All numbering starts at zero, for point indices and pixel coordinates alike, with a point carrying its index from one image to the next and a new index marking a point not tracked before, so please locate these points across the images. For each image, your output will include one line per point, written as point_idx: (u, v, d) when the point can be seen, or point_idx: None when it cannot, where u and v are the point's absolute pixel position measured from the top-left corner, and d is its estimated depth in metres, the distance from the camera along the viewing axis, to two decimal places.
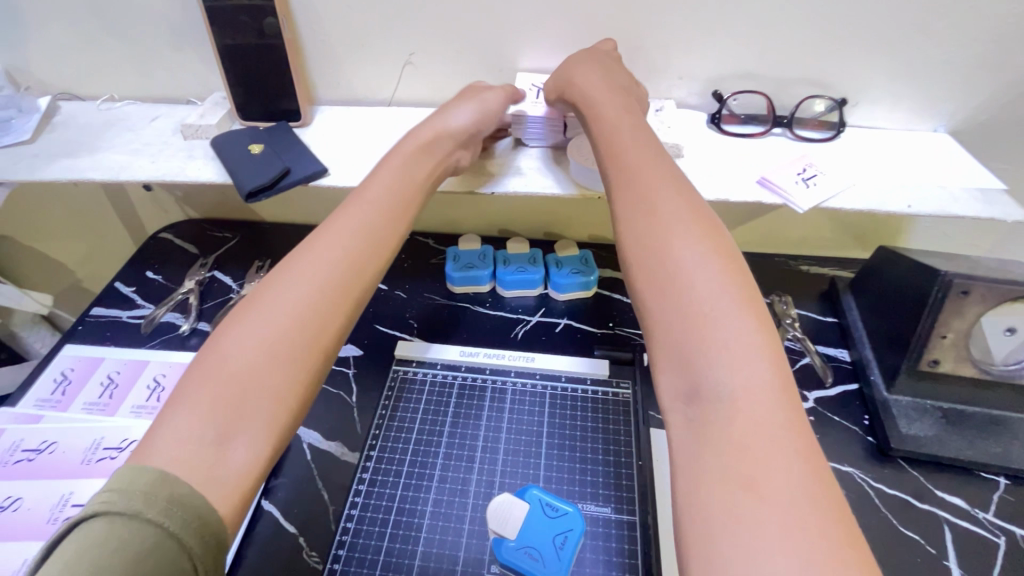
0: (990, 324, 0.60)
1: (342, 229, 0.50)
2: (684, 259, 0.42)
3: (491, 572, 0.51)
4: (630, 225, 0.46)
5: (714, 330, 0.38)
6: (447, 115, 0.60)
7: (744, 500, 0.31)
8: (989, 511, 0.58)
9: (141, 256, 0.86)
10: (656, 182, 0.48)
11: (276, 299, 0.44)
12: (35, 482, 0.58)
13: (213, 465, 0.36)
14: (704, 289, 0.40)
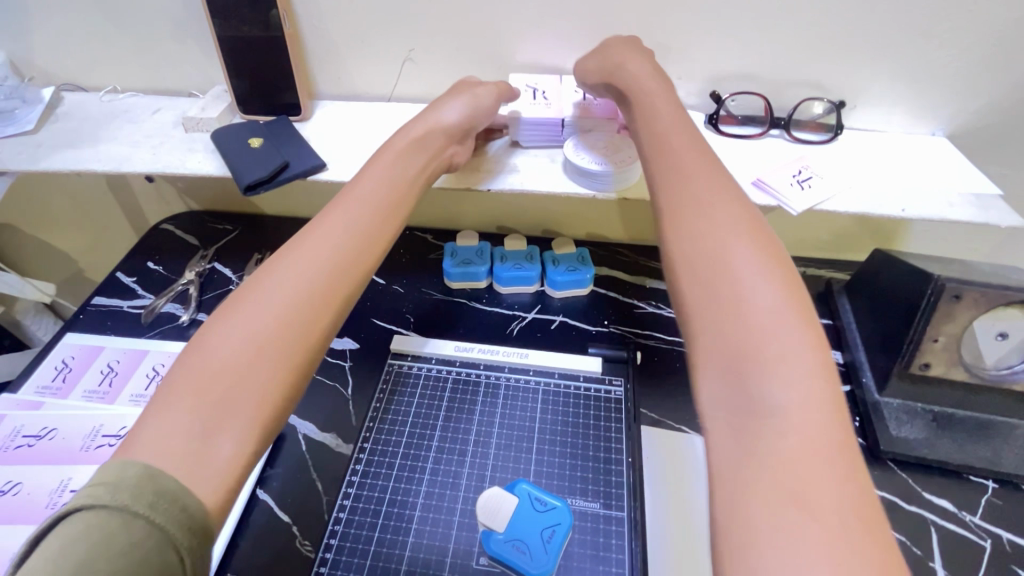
0: (983, 329, 0.60)
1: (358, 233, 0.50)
2: (743, 274, 0.42)
3: (480, 564, 0.52)
4: (683, 233, 0.46)
5: (773, 347, 0.38)
6: (438, 110, 0.61)
7: (794, 516, 0.31)
8: (976, 514, 0.59)
9: (142, 247, 0.87)
10: (704, 190, 0.47)
11: (286, 297, 0.44)
12: (35, 467, 0.59)
13: (205, 454, 0.36)
14: (763, 303, 0.40)
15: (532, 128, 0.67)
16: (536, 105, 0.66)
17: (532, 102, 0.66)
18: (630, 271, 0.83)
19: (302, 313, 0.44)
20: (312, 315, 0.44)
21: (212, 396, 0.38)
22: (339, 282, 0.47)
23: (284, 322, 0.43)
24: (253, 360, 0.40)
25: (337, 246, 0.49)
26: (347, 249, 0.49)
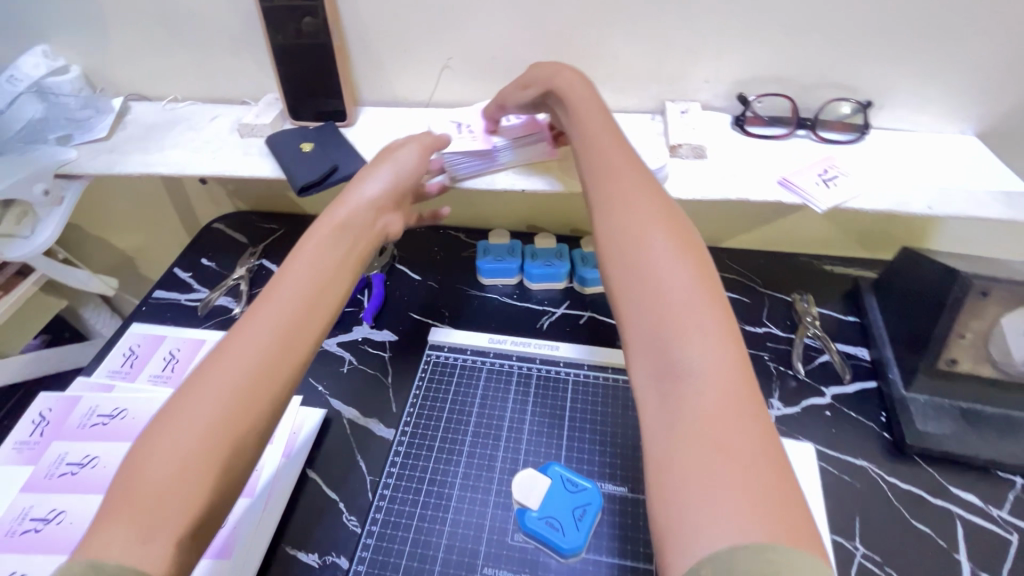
0: (1014, 327, 0.60)
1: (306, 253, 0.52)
2: (657, 255, 0.44)
3: (514, 540, 0.55)
4: (601, 226, 0.49)
5: (685, 320, 0.41)
6: (361, 187, 0.59)
7: (717, 468, 0.34)
8: (1003, 509, 0.59)
9: (197, 245, 0.93)
10: (620, 185, 0.50)
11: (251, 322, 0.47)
12: (110, 443, 0.65)
13: (155, 534, 0.37)
14: (666, 283, 0.43)
15: (464, 162, 0.68)
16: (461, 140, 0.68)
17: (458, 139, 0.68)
18: None
19: (280, 337, 0.47)
20: (284, 338, 0.47)
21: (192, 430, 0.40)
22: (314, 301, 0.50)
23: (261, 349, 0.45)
24: (223, 399, 0.42)
25: (309, 268, 0.51)
26: (321, 271, 0.52)
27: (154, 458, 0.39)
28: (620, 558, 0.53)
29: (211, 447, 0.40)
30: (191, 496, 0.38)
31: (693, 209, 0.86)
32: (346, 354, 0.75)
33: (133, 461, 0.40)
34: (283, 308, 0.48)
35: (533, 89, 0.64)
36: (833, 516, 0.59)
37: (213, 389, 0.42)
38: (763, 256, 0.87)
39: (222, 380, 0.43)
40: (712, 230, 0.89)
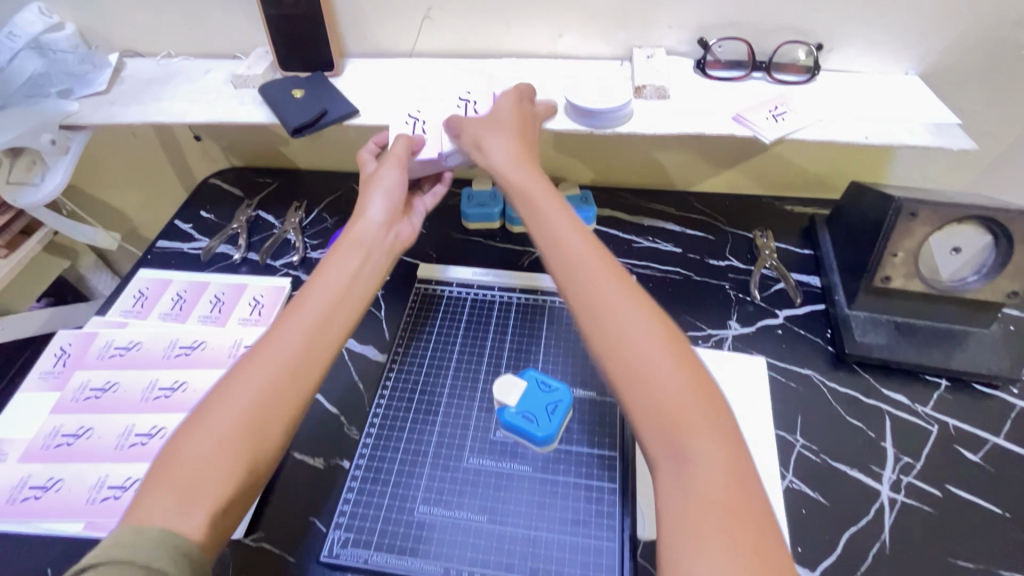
0: (938, 244, 0.68)
1: (320, 278, 0.56)
2: (643, 333, 0.47)
3: (497, 435, 0.62)
4: (592, 308, 0.49)
5: (682, 401, 0.44)
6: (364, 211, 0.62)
7: (731, 546, 0.38)
8: (928, 406, 0.67)
9: (195, 199, 0.98)
10: (593, 265, 0.51)
11: (267, 345, 0.51)
12: (128, 371, 0.72)
13: (189, 515, 0.42)
14: (665, 376, 0.45)
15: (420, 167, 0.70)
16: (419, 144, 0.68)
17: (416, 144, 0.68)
18: (630, 211, 0.92)
19: (298, 353, 0.50)
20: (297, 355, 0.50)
21: (220, 434, 0.45)
22: (325, 318, 0.53)
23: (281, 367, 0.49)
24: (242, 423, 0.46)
25: (307, 304, 0.53)
26: (327, 302, 0.54)
27: (189, 452, 0.45)
28: (588, 446, 0.61)
29: (232, 460, 0.45)
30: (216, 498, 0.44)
31: (664, 154, 0.92)
32: None
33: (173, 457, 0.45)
34: (291, 336, 0.51)
35: (488, 152, 0.61)
36: (780, 416, 0.67)
37: (235, 404, 0.47)
38: (729, 197, 0.93)
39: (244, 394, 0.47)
40: (682, 175, 0.95)
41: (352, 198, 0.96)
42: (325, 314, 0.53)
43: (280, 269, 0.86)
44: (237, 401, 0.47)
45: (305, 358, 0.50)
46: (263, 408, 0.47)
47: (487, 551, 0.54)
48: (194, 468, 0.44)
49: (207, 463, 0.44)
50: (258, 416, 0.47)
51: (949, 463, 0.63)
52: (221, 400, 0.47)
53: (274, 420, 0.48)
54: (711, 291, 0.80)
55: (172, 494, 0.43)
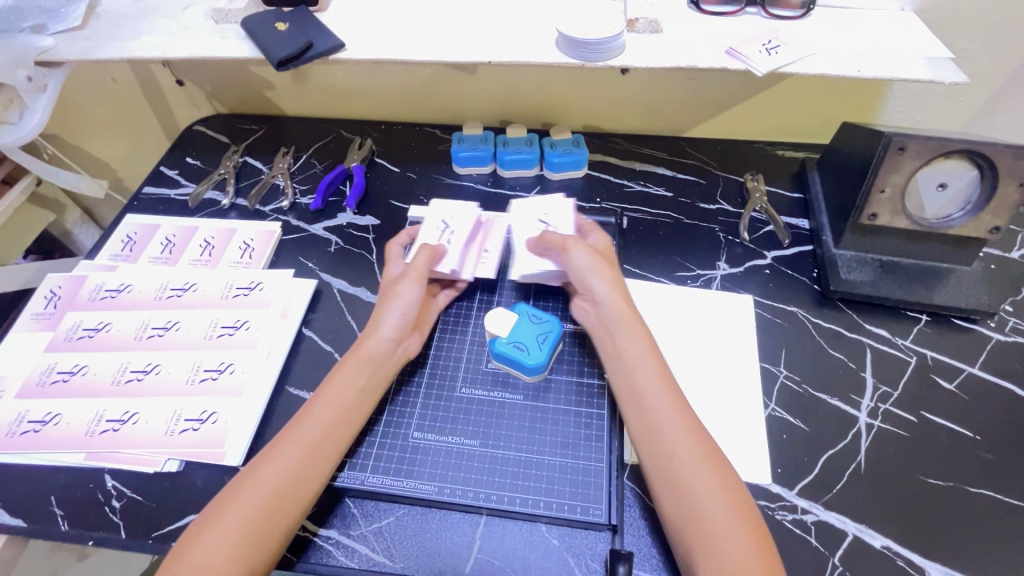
0: (926, 179, 0.69)
1: (334, 382, 0.56)
2: (698, 485, 0.48)
3: (488, 366, 0.64)
4: (656, 454, 0.51)
5: (733, 548, 0.45)
6: (379, 321, 0.60)
7: None
8: (908, 339, 0.69)
9: (180, 146, 0.96)
10: (658, 400, 0.53)
11: (280, 449, 0.51)
12: (119, 312, 0.72)
13: None
14: (713, 513, 0.47)
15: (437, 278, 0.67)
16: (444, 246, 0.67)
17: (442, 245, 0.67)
18: (622, 156, 0.91)
19: (307, 454, 0.51)
20: (318, 456, 0.52)
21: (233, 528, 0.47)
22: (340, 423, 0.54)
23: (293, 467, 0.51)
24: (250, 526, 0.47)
25: (331, 399, 0.55)
26: (346, 400, 0.55)
27: (199, 550, 0.46)
28: (575, 375, 0.63)
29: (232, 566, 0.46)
30: None
31: (656, 99, 0.90)
32: (332, 236, 0.81)
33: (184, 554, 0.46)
34: (307, 432, 0.52)
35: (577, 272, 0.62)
36: (765, 350, 0.69)
37: (251, 500, 0.48)
38: (721, 142, 0.93)
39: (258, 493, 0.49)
40: (675, 120, 0.93)
41: (341, 144, 0.95)
42: (335, 419, 0.54)
43: (269, 214, 0.85)
44: (250, 498, 0.49)
45: (315, 464, 0.52)
46: (274, 510, 0.48)
47: (479, 472, 0.56)
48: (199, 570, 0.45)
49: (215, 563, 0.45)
50: (264, 519, 0.48)
51: (925, 391, 0.65)
52: (236, 498, 0.49)
53: (278, 521, 0.48)
54: (701, 234, 0.81)
55: None
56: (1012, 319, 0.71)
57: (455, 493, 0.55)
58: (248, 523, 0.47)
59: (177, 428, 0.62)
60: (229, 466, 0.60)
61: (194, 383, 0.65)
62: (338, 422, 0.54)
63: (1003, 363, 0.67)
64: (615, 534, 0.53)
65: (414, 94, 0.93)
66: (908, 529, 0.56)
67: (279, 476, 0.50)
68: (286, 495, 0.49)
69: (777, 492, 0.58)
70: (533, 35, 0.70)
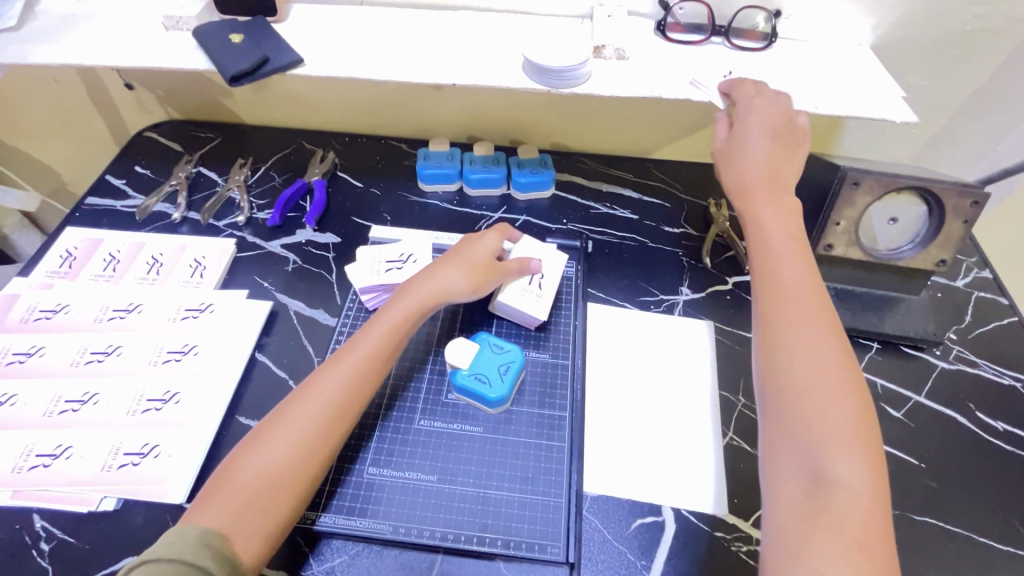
0: (878, 212, 0.72)
1: (376, 322, 0.58)
2: (799, 337, 0.50)
3: (449, 397, 0.63)
4: (777, 298, 0.53)
5: (823, 416, 0.46)
6: (441, 273, 0.63)
7: (852, 542, 0.41)
8: (859, 367, 0.71)
9: (129, 153, 0.91)
10: (792, 268, 0.55)
11: (321, 383, 0.53)
12: (54, 336, 0.67)
13: (239, 527, 0.46)
14: (834, 420, 0.46)
15: (381, 293, 0.71)
16: (404, 269, 0.71)
17: (404, 266, 0.72)
18: (590, 177, 0.91)
19: (346, 394, 0.53)
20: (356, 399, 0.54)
21: (271, 455, 0.49)
22: (378, 364, 0.56)
23: (330, 405, 0.52)
24: (295, 442, 0.50)
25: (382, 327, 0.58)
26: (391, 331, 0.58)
27: (247, 466, 0.48)
28: (537, 406, 0.63)
29: (279, 483, 0.48)
30: (264, 508, 0.47)
31: (625, 119, 0.90)
32: (289, 254, 0.78)
33: (233, 465, 0.49)
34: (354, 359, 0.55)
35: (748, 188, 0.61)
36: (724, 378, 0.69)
37: (300, 417, 0.51)
38: (688, 165, 0.94)
39: (293, 427, 0.50)
40: (642, 141, 0.94)
41: (302, 156, 0.92)
42: (373, 354, 0.56)
43: (223, 229, 0.81)
44: (302, 413, 0.51)
45: (351, 393, 0.53)
46: (316, 430, 0.51)
47: (436, 508, 0.55)
48: (247, 483, 0.47)
49: (259, 494, 0.47)
50: (309, 437, 0.50)
51: (875, 420, 0.67)
52: (287, 414, 0.51)
53: (322, 438, 0.51)
54: (665, 258, 0.81)
55: (222, 504, 0.46)
56: (956, 347, 0.74)
57: (411, 532, 0.54)
58: (297, 439, 0.50)
59: (115, 463, 0.58)
60: (171, 504, 0.57)
61: (135, 414, 0.62)
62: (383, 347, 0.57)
63: (947, 391, 0.70)
64: (572, 572, 0.53)
65: (379, 108, 0.91)
66: None
67: (326, 398, 0.52)
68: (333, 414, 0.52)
69: (732, 522, 0.57)
70: (499, 57, 0.69)
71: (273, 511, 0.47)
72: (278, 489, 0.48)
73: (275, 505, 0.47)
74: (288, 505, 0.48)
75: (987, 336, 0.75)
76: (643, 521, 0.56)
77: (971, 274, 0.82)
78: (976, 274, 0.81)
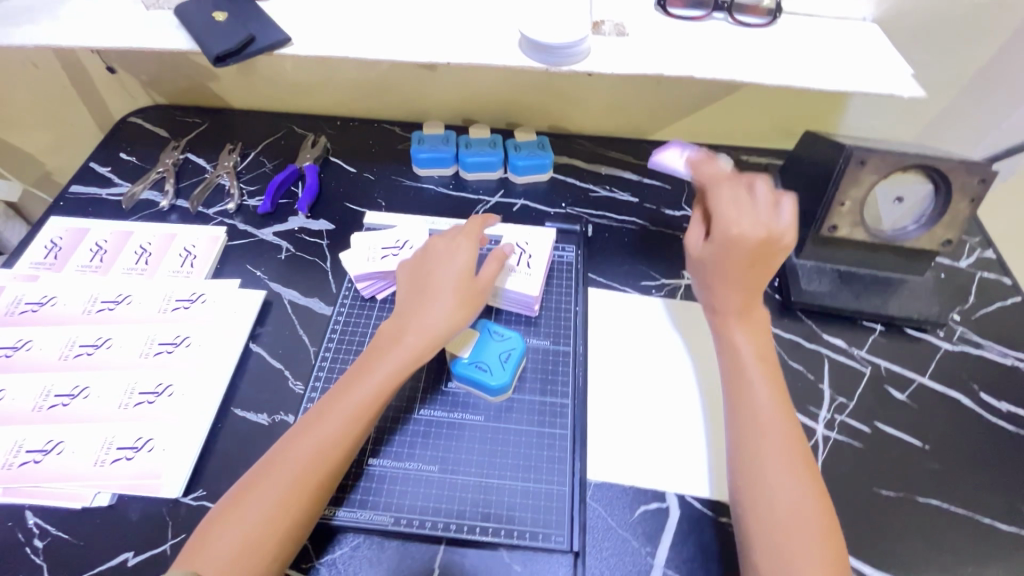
0: (883, 192, 0.70)
1: (367, 371, 0.55)
2: (744, 359, 0.57)
3: (449, 385, 0.62)
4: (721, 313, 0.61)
5: (769, 442, 0.51)
6: (430, 310, 0.58)
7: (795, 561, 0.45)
8: (863, 349, 0.71)
9: (113, 139, 0.88)
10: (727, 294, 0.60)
11: (308, 436, 0.50)
12: (41, 328, 0.65)
13: None
14: (774, 446, 0.51)
15: (379, 280, 0.69)
16: (402, 254, 0.70)
17: (400, 252, 0.70)
18: (588, 159, 0.89)
19: (330, 452, 0.50)
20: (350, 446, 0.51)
21: (256, 513, 0.47)
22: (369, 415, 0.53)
23: (314, 460, 0.49)
24: (281, 498, 0.47)
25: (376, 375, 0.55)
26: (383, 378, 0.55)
27: (230, 527, 0.46)
28: (539, 393, 0.62)
29: (262, 542, 0.46)
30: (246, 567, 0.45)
31: (624, 99, 0.88)
32: (282, 242, 0.77)
33: (215, 526, 0.47)
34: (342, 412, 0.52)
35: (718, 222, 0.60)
36: None
37: (286, 473, 0.48)
38: (688, 146, 0.92)
39: (279, 482, 0.48)
40: (641, 122, 0.92)
41: (293, 141, 0.89)
42: (364, 405, 0.53)
43: (213, 217, 0.79)
44: (287, 469, 0.49)
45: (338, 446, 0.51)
46: (301, 485, 0.48)
47: (439, 499, 0.55)
48: (229, 544, 0.45)
49: (237, 557, 0.45)
50: (293, 494, 0.48)
51: (879, 402, 0.66)
52: (273, 469, 0.49)
53: (308, 494, 0.48)
54: (665, 241, 0.80)
55: (203, 565, 0.44)
56: (960, 328, 0.73)
57: (413, 523, 0.53)
58: (281, 496, 0.47)
59: (108, 458, 0.57)
60: (166, 498, 0.56)
61: (128, 408, 0.60)
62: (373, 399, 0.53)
63: (951, 372, 0.69)
64: (578, 560, 0.52)
65: (371, 91, 0.89)
66: (862, 541, 0.57)
67: (314, 452, 0.50)
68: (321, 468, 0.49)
69: None
70: (495, 35, 0.67)
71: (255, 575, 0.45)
72: (261, 546, 0.46)
73: (269, 554, 0.46)
74: (274, 563, 0.46)
75: (990, 316, 0.74)
76: (647, 507, 0.56)
77: (974, 254, 0.81)
78: (980, 254, 0.81)
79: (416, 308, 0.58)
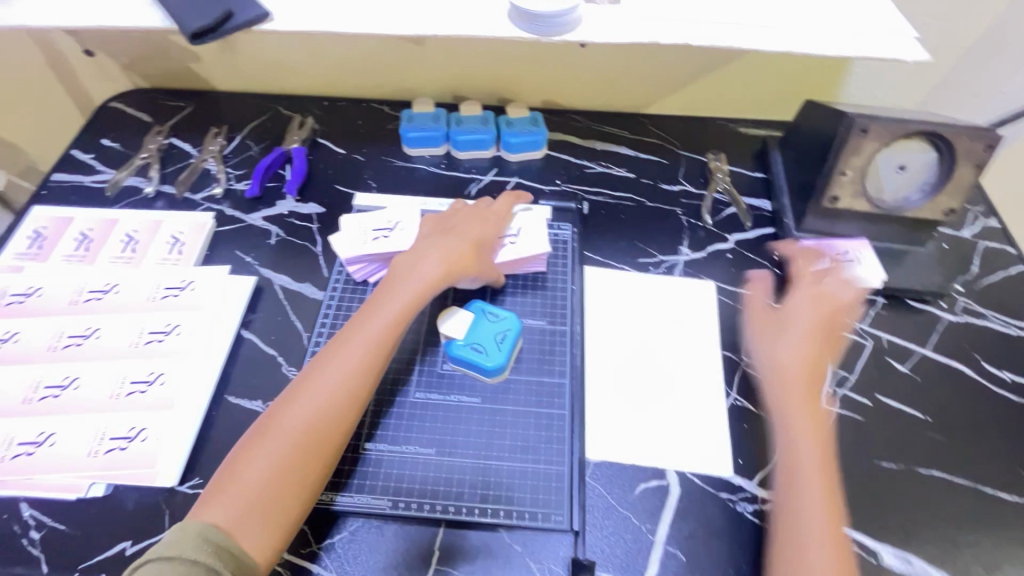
0: (886, 160, 0.67)
1: (379, 311, 0.57)
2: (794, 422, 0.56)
3: (444, 368, 0.61)
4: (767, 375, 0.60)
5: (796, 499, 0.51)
6: (438, 253, 0.62)
7: None
8: (864, 322, 0.69)
9: (94, 125, 0.86)
10: (777, 355, 0.61)
11: (323, 374, 0.51)
12: (27, 320, 0.64)
13: (245, 529, 0.44)
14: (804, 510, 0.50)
15: (372, 263, 0.68)
16: (392, 237, 0.68)
17: (390, 235, 0.68)
18: (583, 135, 0.87)
19: (349, 385, 0.51)
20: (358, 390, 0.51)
21: (278, 452, 0.47)
22: (382, 353, 0.54)
23: (332, 398, 0.50)
24: (302, 436, 0.48)
25: (383, 316, 0.56)
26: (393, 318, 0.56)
27: (253, 467, 0.46)
28: (536, 374, 0.62)
29: (285, 480, 0.46)
30: (270, 503, 0.45)
31: (619, 71, 0.85)
32: (272, 227, 0.75)
33: (236, 468, 0.46)
34: (357, 350, 0.53)
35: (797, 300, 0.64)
36: (726, 337, 0.67)
37: (306, 411, 0.49)
38: (685, 119, 0.89)
39: (298, 421, 0.48)
40: (637, 95, 0.89)
41: (279, 123, 0.87)
42: (376, 342, 0.54)
43: (200, 203, 0.77)
44: (307, 404, 0.49)
45: (356, 381, 0.51)
46: (321, 421, 0.49)
47: (437, 482, 0.54)
48: (252, 485, 0.45)
49: (261, 495, 0.45)
50: (316, 429, 0.48)
51: (881, 375, 0.66)
52: (293, 406, 0.49)
53: (330, 431, 0.49)
54: (663, 216, 0.78)
55: (226, 504, 0.44)
56: (963, 299, 0.72)
57: (411, 507, 0.53)
58: (304, 432, 0.48)
59: (102, 449, 0.56)
60: (163, 487, 0.55)
61: (120, 398, 0.59)
62: (383, 339, 0.55)
63: (954, 343, 0.68)
64: (577, 539, 0.52)
65: (358, 68, 0.86)
66: (863, 515, 0.57)
67: (331, 391, 0.50)
68: (341, 406, 0.50)
69: (738, 483, 0.57)
70: (482, 5, 0.64)
71: (282, 515, 0.45)
72: (286, 484, 0.46)
73: (293, 492, 0.46)
74: (299, 505, 0.47)
75: (993, 286, 0.73)
76: (647, 485, 0.55)
77: (977, 223, 0.79)
78: (983, 223, 0.79)
79: (427, 254, 0.62)
